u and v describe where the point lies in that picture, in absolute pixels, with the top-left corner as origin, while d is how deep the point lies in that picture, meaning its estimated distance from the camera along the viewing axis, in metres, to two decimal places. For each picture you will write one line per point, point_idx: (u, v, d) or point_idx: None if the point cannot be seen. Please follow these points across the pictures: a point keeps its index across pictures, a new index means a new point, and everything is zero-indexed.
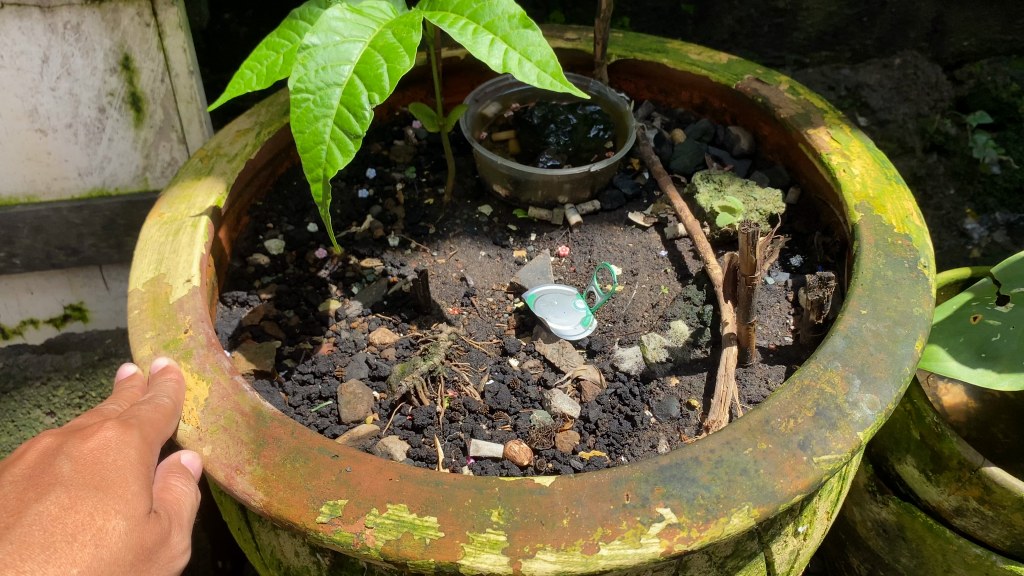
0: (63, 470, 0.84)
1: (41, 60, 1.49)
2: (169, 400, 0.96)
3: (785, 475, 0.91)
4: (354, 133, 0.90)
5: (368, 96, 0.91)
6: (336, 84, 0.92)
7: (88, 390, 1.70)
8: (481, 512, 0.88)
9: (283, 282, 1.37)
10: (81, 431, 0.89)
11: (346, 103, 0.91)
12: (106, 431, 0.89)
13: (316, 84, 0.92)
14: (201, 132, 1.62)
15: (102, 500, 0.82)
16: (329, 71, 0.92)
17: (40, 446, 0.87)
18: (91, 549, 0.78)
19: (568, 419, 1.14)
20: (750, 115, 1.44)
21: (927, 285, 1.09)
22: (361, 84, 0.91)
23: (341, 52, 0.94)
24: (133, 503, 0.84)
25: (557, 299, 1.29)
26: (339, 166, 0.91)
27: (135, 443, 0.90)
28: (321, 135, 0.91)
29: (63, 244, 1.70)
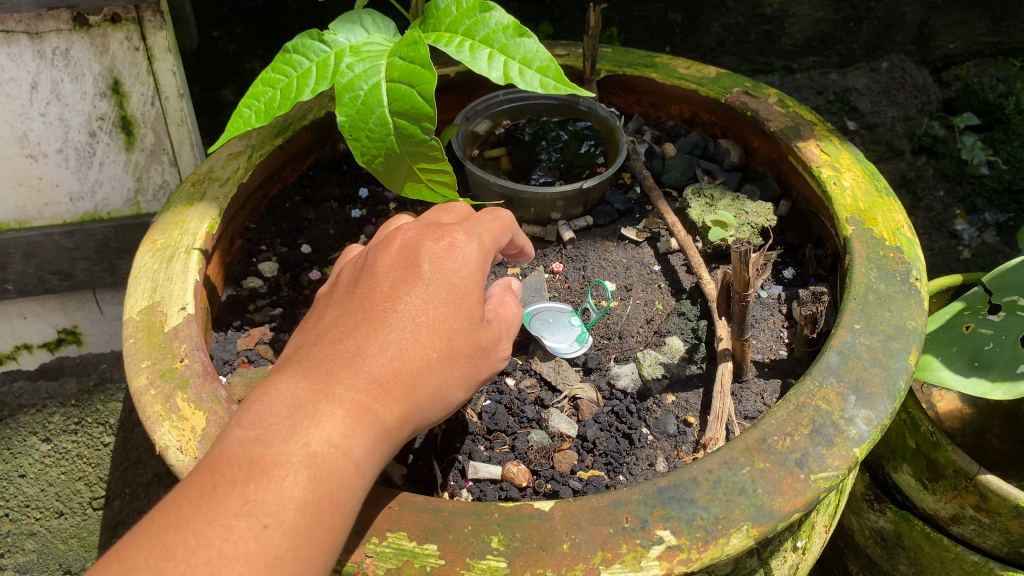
0: (420, 270, 0.89)
1: (30, 86, 1.49)
2: (505, 215, 1.02)
3: (783, 494, 0.91)
4: (427, 137, 0.96)
5: (412, 111, 0.95)
6: (378, 115, 0.97)
7: (85, 417, 1.69)
8: (481, 538, 0.88)
9: (279, 304, 1.37)
10: (436, 230, 0.94)
11: (399, 125, 0.96)
12: (455, 235, 0.93)
13: (367, 124, 0.97)
14: (192, 154, 1.62)
15: (450, 305, 0.87)
16: (364, 110, 0.98)
17: (401, 239, 0.94)
18: (433, 356, 0.84)
19: (565, 438, 1.15)
20: (740, 129, 1.45)
21: (919, 298, 1.10)
22: (398, 110, 0.96)
23: (366, 88, 0.98)
24: (469, 305, 0.88)
25: (553, 317, 1.29)
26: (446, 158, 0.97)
27: (478, 251, 0.93)
28: (401, 157, 0.98)
29: (56, 269, 1.71)
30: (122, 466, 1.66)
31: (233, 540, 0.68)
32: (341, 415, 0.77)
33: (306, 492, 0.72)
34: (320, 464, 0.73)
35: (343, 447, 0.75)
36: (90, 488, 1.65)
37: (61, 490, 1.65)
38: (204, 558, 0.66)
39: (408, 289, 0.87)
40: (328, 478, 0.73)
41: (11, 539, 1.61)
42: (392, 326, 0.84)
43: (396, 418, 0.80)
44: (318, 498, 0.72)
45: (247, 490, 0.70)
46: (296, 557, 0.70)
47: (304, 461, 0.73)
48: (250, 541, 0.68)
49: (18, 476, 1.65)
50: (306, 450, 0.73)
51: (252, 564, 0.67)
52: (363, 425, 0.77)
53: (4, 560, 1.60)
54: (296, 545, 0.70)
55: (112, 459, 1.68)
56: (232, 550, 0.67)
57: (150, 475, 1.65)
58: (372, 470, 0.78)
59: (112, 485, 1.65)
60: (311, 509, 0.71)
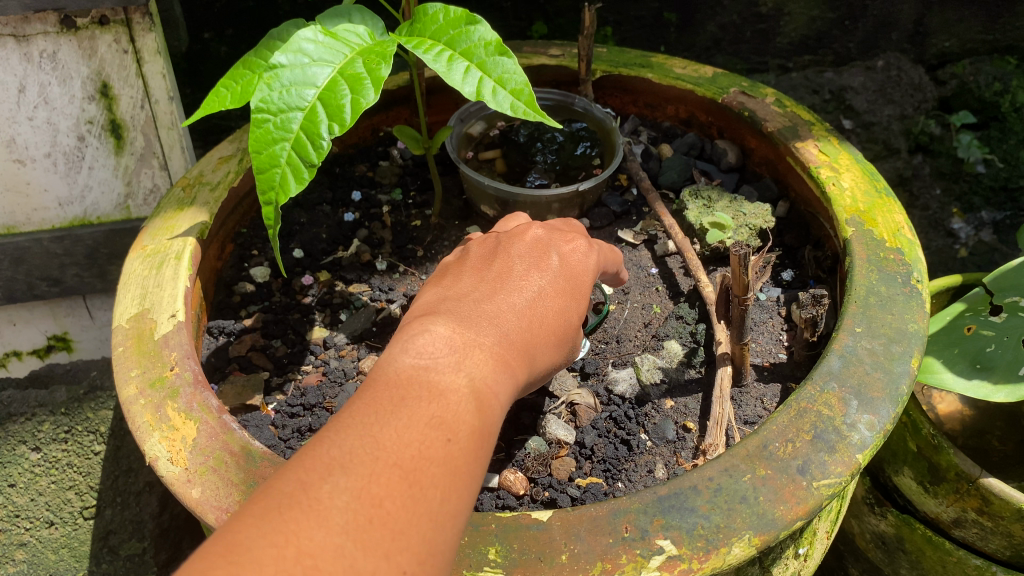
0: (548, 262, 0.98)
1: (17, 90, 1.47)
2: (616, 253, 1.16)
3: (785, 502, 0.90)
4: (311, 162, 0.89)
5: (329, 126, 0.89)
6: (298, 108, 0.89)
7: (75, 425, 1.68)
8: (478, 550, 0.86)
9: (270, 310, 1.35)
10: (560, 236, 1.05)
11: (306, 128, 0.89)
12: (577, 245, 1.04)
13: (277, 105, 0.89)
14: (183, 157, 1.61)
15: (569, 299, 0.96)
16: (293, 93, 0.89)
17: (531, 233, 1.03)
18: (556, 330, 0.92)
19: (563, 445, 1.13)
20: (736, 129, 1.43)
21: (921, 300, 1.08)
22: (324, 112, 0.89)
23: (308, 75, 0.91)
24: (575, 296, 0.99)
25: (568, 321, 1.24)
26: (292, 192, 0.89)
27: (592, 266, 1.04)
28: (277, 158, 0.88)
29: (45, 275, 1.68)
30: (114, 475, 1.64)
31: (430, 447, 0.69)
32: (498, 361, 0.82)
33: (482, 419, 0.75)
34: (490, 398, 0.78)
35: (503, 387, 0.80)
36: (81, 497, 1.62)
37: (51, 499, 1.62)
38: (412, 457, 0.68)
39: (539, 273, 0.96)
40: (494, 411, 0.78)
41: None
42: (521, 297, 0.92)
43: (523, 376, 0.86)
44: (489, 427, 0.76)
45: (436, 407, 0.73)
46: (473, 477, 0.72)
47: (479, 393, 0.77)
48: (447, 449, 0.70)
49: (8, 486, 1.62)
50: (479, 382, 0.78)
51: (450, 470, 0.69)
52: (512, 372, 0.83)
53: None
54: (474, 464, 0.72)
55: (103, 467, 1.65)
56: (432, 454, 0.69)
57: (141, 484, 1.63)
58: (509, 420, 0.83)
59: (104, 494, 1.62)
60: (485, 434, 0.75)
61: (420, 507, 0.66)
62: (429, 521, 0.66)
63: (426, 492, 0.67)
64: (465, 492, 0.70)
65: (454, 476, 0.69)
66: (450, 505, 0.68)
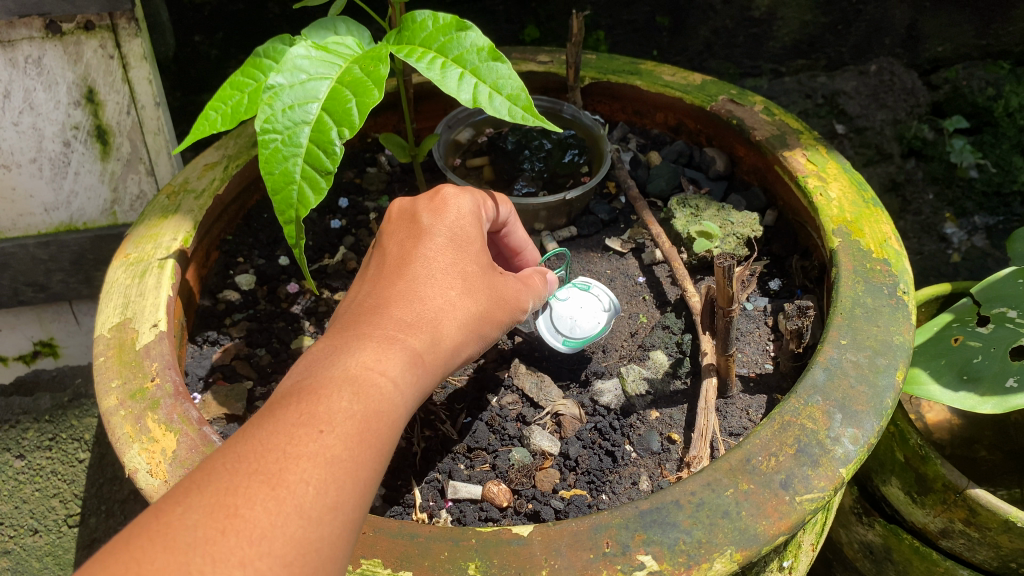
0: (427, 224, 0.94)
1: (2, 95, 1.46)
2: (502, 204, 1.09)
3: (767, 517, 0.89)
4: (326, 169, 0.88)
5: (338, 133, 0.89)
6: (303, 123, 0.89)
7: (59, 432, 1.68)
8: (458, 565, 0.86)
9: (255, 318, 1.34)
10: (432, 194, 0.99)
11: (316, 140, 0.89)
12: (449, 192, 0.98)
13: (283, 123, 0.89)
14: (169, 162, 1.60)
15: (460, 256, 0.92)
16: (296, 110, 0.90)
17: (405, 204, 0.98)
18: (452, 290, 0.88)
19: (547, 456, 1.13)
20: (725, 137, 1.43)
21: (906, 312, 1.08)
22: (330, 121, 0.89)
23: (309, 90, 0.91)
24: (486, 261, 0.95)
25: (581, 301, 1.22)
26: (312, 205, 0.88)
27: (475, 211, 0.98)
28: (292, 175, 0.88)
29: (30, 281, 1.67)
30: (97, 483, 1.62)
31: (291, 445, 0.67)
32: (385, 342, 0.79)
33: (359, 402, 0.72)
34: (371, 379, 0.74)
35: (392, 365, 0.77)
36: (66, 505, 1.62)
37: (35, 507, 1.61)
38: (269, 459, 0.65)
39: (422, 241, 0.92)
40: (380, 390, 0.74)
41: None
42: (415, 276, 0.88)
43: (432, 349, 0.82)
44: (373, 407, 0.73)
45: (303, 407, 0.71)
46: (359, 459, 0.69)
47: (355, 378, 0.74)
48: (313, 444, 0.67)
49: None
50: (356, 369, 0.75)
51: (316, 461, 0.66)
52: (409, 347, 0.79)
53: None
54: (357, 447, 0.69)
55: (86, 474, 1.64)
56: (296, 453, 0.66)
57: (126, 492, 1.62)
58: (423, 395, 0.79)
59: (87, 502, 1.61)
60: (365, 415, 0.72)
61: (281, 503, 0.63)
62: (293, 515, 0.63)
63: (287, 487, 0.64)
64: (346, 476, 0.67)
65: (322, 466, 0.66)
66: (323, 493, 0.65)
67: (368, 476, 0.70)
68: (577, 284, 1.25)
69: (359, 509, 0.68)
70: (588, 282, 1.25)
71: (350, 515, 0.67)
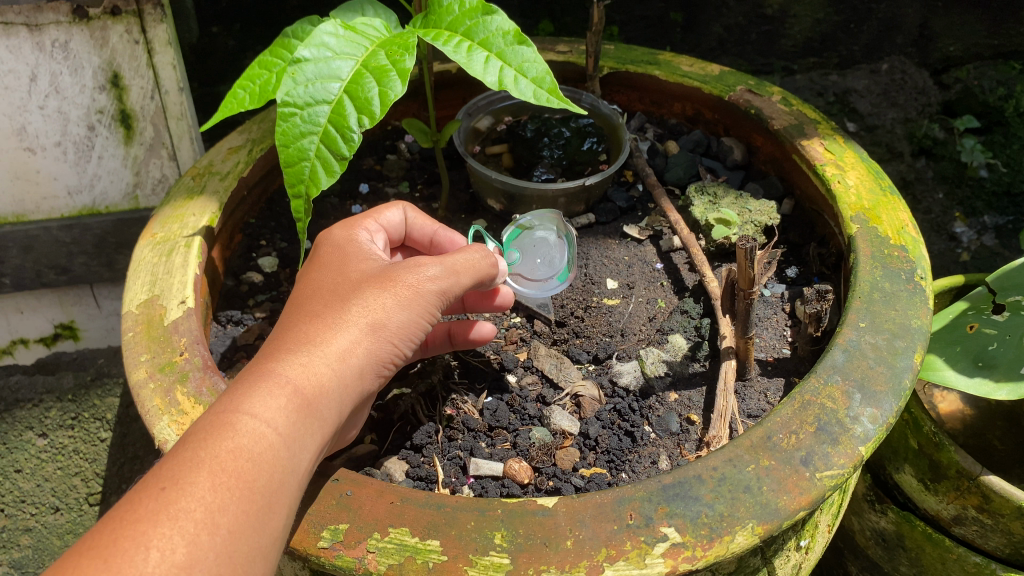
0: (307, 283, 1.01)
1: (29, 78, 1.48)
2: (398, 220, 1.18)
3: (788, 492, 0.90)
4: (341, 155, 0.89)
5: (357, 119, 0.89)
6: (324, 101, 0.90)
7: (81, 412, 1.70)
8: (484, 534, 0.88)
9: (278, 300, 1.36)
10: (317, 254, 1.06)
11: (334, 121, 0.89)
12: (325, 251, 1.05)
13: (304, 99, 0.89)
14: (191, 148, 1.62)
15: (332, 296, 0.97)
16: (318, 88, 0.90)
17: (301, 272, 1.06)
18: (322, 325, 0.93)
19: (567, 436, 1.15)
20: (743, 127, 1.45)
21: (924, 297, 1.09)
22: (350, 105, 0.89)
23: (332, 69, 0.91)
24: (369, 279, 0.99)
25: (536, 244, 1.32)
26: (322, 185, 0.89)
27: (353, 255, 1.04)
28: (306, 152, 0.89)
29: (53, 263, 1.68)
30: (120, 462, 1.67)
31: (136, 509, 0.74)
32: (248, 386, 0.86)
33: (210, 453, 0.79)
34: (226, 425, 0.82)
35: (251, 406, 0.84)
36: (87, 483, 1.66)
37: (57, 485, 1.65)
38: (114, 528, 0.73)
39: (298, 299, 0.99)
40: (234, 435, 0.81)
41: (5, 535, 1.61)
42: (288, 330, 0.94)
43: (292, 384, 0.87)
44: (223, 454, 0.80)
45: (157, 470, 0.78)
46: (207, 509, 0.76)
47: (211, 429, 0.81)
48: (156, 503, 0.75)
49: (15, 471, 1.66)
50: (211, 424, 0.82)
51: (160, 520, 0.74)
52: (271, 383, 0.86)
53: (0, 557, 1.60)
54: (206, 497, 0.77)
55: (109, 454, 1.68)
56: (139, 516, 0.74)
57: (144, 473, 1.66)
58: (299, 422, 0.85)
59: (109, 481, 1.66)
60: (213, 464, 0.79)
61: (118, 569, 0.70)
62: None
63: (123, 554, 0.71)
64: (194, 526, 0.75)
65: (166, 525, 0.74)
66: (171, 550, 0.73)
67: (226, 520, 0.77)
68: (513, 234, 1.33)
69: (220, 551, 0.75)
70: (517, 224, 1.33)
71: (206, 564, 0.74)
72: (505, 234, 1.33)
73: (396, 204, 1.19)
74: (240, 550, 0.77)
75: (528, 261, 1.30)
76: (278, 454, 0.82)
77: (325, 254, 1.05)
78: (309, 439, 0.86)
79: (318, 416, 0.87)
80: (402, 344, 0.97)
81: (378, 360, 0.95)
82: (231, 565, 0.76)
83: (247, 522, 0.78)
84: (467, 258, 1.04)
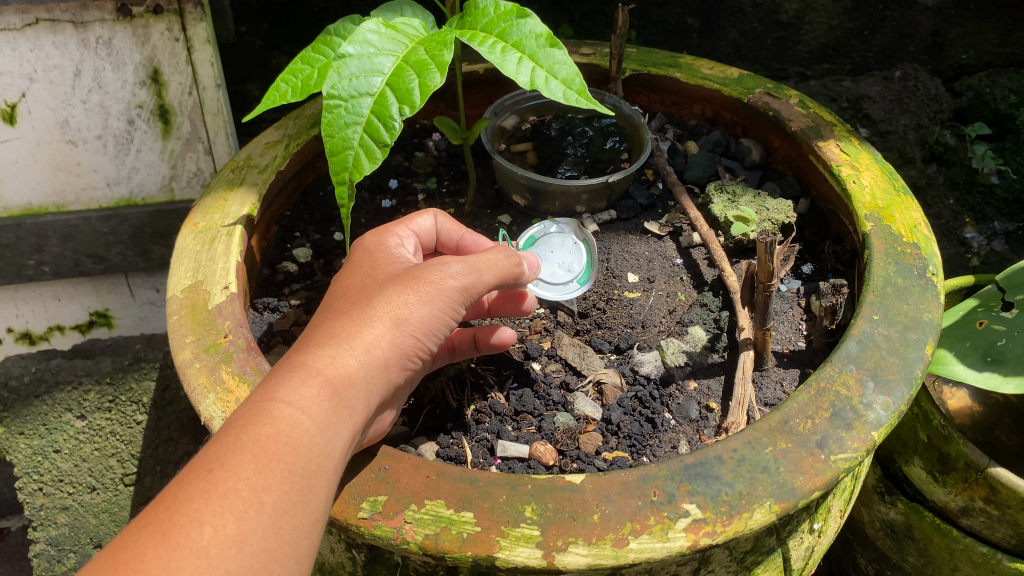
0: (338, 285, 1.03)
1: (73, 74, 1.56)
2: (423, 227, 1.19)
3: (804, 473, 0.95)
4: (382, 142, 0.93)
5: (399, 108, 0.93)
6: (367, 94, 0.94)
7: (119, 394, 1.75)
8: (515, 508, 0.92)
9: (312, 288, 1.42)
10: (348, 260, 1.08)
11: (376, 112, 0.94)
12: (355, 256, 1.07)
13: (348, 92, 0.94)
14: (227, 143, 1.70)
15: (362, 293, 0.99)
16: (361, 81, 0.95)
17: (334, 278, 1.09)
18: (352, 319, 0.95)
19: (590, 421, 1.20)
20: (761, 128, 1.49)
21: (935, 292, 1.14)
22: (392, 96, 0.94)
23: (375, 65, 0.96)
24: (397, 276, 1.00)
25: (553, 249, 1.38)
26: (365, 171, 0.93)
27: (382, 257, 1.06)
28: (350, 141, 0.93)
29: (91, 252, 1.77)
30: (154, 444, 1.76)
31: (186, 489, 0.77)
32: (283, 376, 0.88)
33: (250, 437, 0.81)
34: (264, 412, 0.84)
35: (286, 394, 0.85)
36: (123, 464, 1.76)
37: (94, 465, 1.75)
38: (166, 507, 0.76)
39: (330, 300, 1.01)
40: (272, 421, 0.83)
41: (44, 511, 1.74)
42: (319, 327, 0.96)
43: (324, 373, 0.88)
44: (262, 438, 0.81)
45: (203, 455, 0.81)
46: (252, 488, 0.78)
47: (250, 416, 0.83)
48: (204, 483, 0.77)
49: (53, 451, 1.73)
50: (248, 411, 0.84)
51: (209, 499, 0.76)
52: (303, 373, 0.88)
53: (40, 531, 1.74)
54: (250, 477, 0.79)
55: (143, 436, 1.76)
56: (190, 494, 0.77)
57: (180, 453, 1.77)
58: (333, 410, 0.87)
59: (143, 462, 1.76)
60: (255, 448, 0.81)
61: (174, 544, 0.73)
62: (190, 553, 0.73)
63: (179, 529, 0.74)
64: (241, 504, 0.77)
65: (216, 503, 0.76)
66: (222, 526, 0.75)
67: (270, 499, 0.79)
68: (530, 241, 1.39)
69: (266, 528, 0.78)
70: (535, 231, 1.40)
71: (254, 540, 0.76)
72: (522, 240, 1.39)
73: (426, 211, 1.21)
74: (284, 528, 0.79)
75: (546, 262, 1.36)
76: (314, 440, 0.84)
77: (354, 258, 1.07)
78: (343, 426, 0.87)
79: (351, 406, 0.89)
80: (427, 338, 0.98)
81: (405, 353, 0.96)
82: (277, 542, 0.78)
83: (290, 502, 0.80)
84: (488, 259, 1.04)
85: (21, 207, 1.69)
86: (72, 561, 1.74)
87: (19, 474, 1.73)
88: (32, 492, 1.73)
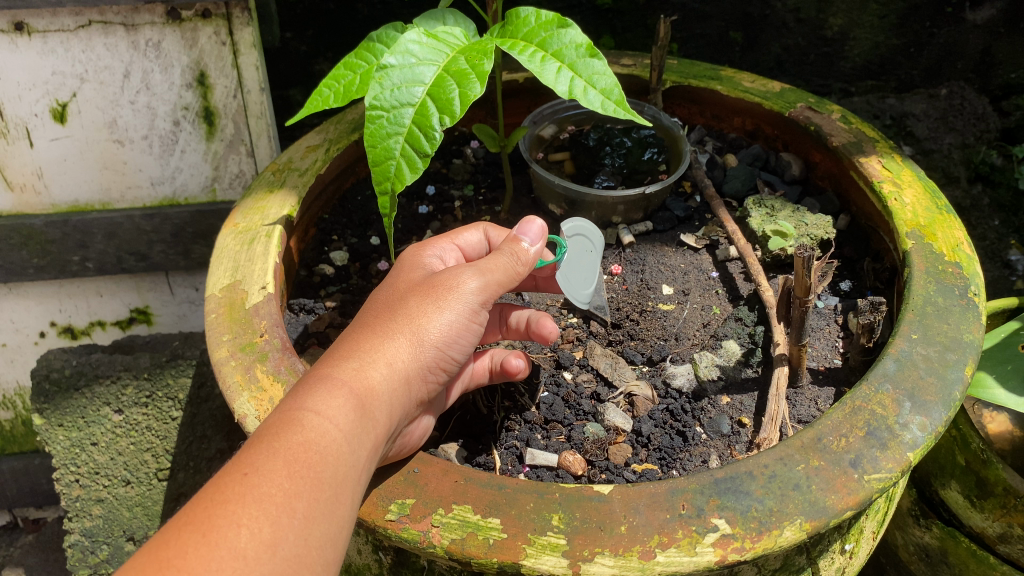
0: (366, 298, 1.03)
1: (123, 75, 1.60)
2: (474, 238, 1.18)
3: (837, 492, 0.93)
4: (424, 153, 0.95)
5: (439, 118, 0.94)
6: (409, 104, 0.95)
7: (156, 390, 1.77)
8: (542, 516, 0.92)
9: (347, 291, 1.44)
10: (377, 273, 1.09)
11: (418, 122, 0.95)
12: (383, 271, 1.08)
13: (390, 102, 0.95)
14: (268, 145, 1.74)
15: (385, 305, 0.99)
16: (404, 91, 0.95)
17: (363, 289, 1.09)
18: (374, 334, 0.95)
19: (620, 432, 1.19)
20: (802, 143, 1.48)
21: (977, 312, 1.11)
22: (433, 107, 0.94)
23: (416, 74, 0.96)
24: (421, 285, 1.00)
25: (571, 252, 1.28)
26: (407, 181, 0.95)
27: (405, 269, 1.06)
28: (392, 151, 0.95)
29: (134, 250, 1.81)
30: (188, 440, 1.79)
31: (223, 491, 0.78)
32: (309, 387, 0.88)
33: (280, 444, 0.82)
34: (292, 420, 0.84)
35: (314, 403, 0.86)
36: (157, 459, 1.79)
37: (129, 459, 1.79)
38: (204, 507, 0.77)
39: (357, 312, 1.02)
40: (302, 429, 0.84)
41: (80, 503, 1.80)
42: (343, 338, 0.97)
43: (348, 385, 0.89)
44: (292, 446, 0.82)
45: (236, 459, 0.82)
46: (285, 494, 0.79)
47: (278, 425, 0.84)
48: (240, 486, 0.78)
49: (91, 445, 1.78)
50: (279, 419, 0.85)
51: (245, 502, 0.77)
52: (330, 384, 0.88)
53: (74, 523, 1.81)
54: (283, 483, 0.80)
55: (178, 432, 1.79)
56: (226, 496, 0.78)
57: (214, 451, 1.78)
58: (359, 421, 0.87)
59: (177, 458, 1.79)
60: (286, 454, 0.81)
61: (213, 544, 0.75)
62: (228, 554, 0.74)
63: (218, 531, 0.75)
64: (274, 509, 0.78)
65: (252, 506, 0.77)
66: (258, 530, 0.77)
67: (301, 506, 0.80)
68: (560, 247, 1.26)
69: (298, 533, 0.79)
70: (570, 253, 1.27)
71: (286, 546, 0.78)
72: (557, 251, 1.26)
73: (476, 225, 1.20)
74: (314, 534, 0.80)
75: (575, 276, 1.27)
76: (341, 450, 0.84)
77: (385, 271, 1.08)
78: (369, 437, 0.88)
79: (375, 417, 0.89)
80: (448, 348, 0.97)
81: (427, 363, 0.96)
82: (307, 548, 0.79)
83: (320, 508, 0.81)
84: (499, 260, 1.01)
85: (68, 204, 1.74)
86: (105, 553, 1.80)
87: (58, 466, 1.78)
88: (69, 483, 1.79)
